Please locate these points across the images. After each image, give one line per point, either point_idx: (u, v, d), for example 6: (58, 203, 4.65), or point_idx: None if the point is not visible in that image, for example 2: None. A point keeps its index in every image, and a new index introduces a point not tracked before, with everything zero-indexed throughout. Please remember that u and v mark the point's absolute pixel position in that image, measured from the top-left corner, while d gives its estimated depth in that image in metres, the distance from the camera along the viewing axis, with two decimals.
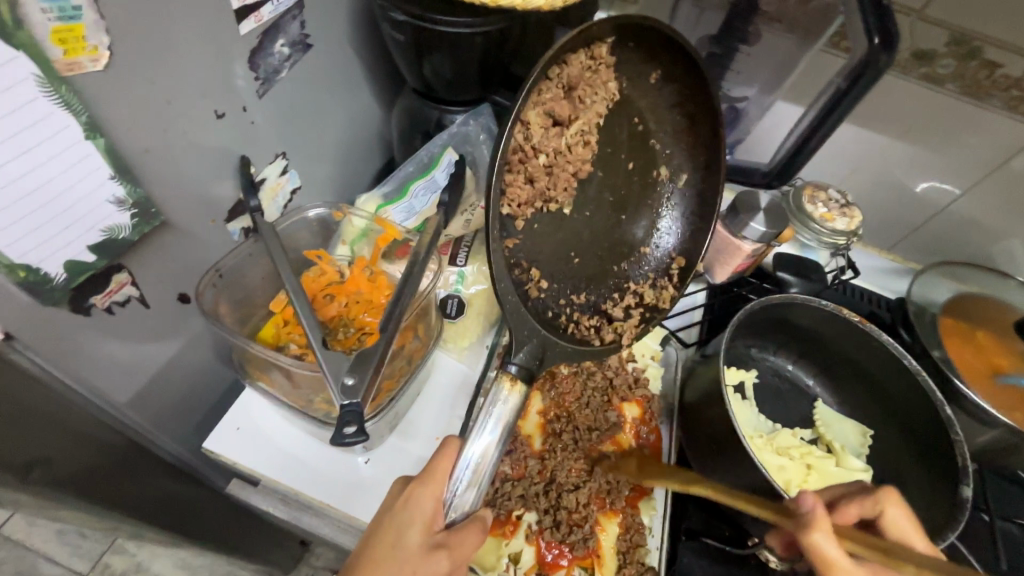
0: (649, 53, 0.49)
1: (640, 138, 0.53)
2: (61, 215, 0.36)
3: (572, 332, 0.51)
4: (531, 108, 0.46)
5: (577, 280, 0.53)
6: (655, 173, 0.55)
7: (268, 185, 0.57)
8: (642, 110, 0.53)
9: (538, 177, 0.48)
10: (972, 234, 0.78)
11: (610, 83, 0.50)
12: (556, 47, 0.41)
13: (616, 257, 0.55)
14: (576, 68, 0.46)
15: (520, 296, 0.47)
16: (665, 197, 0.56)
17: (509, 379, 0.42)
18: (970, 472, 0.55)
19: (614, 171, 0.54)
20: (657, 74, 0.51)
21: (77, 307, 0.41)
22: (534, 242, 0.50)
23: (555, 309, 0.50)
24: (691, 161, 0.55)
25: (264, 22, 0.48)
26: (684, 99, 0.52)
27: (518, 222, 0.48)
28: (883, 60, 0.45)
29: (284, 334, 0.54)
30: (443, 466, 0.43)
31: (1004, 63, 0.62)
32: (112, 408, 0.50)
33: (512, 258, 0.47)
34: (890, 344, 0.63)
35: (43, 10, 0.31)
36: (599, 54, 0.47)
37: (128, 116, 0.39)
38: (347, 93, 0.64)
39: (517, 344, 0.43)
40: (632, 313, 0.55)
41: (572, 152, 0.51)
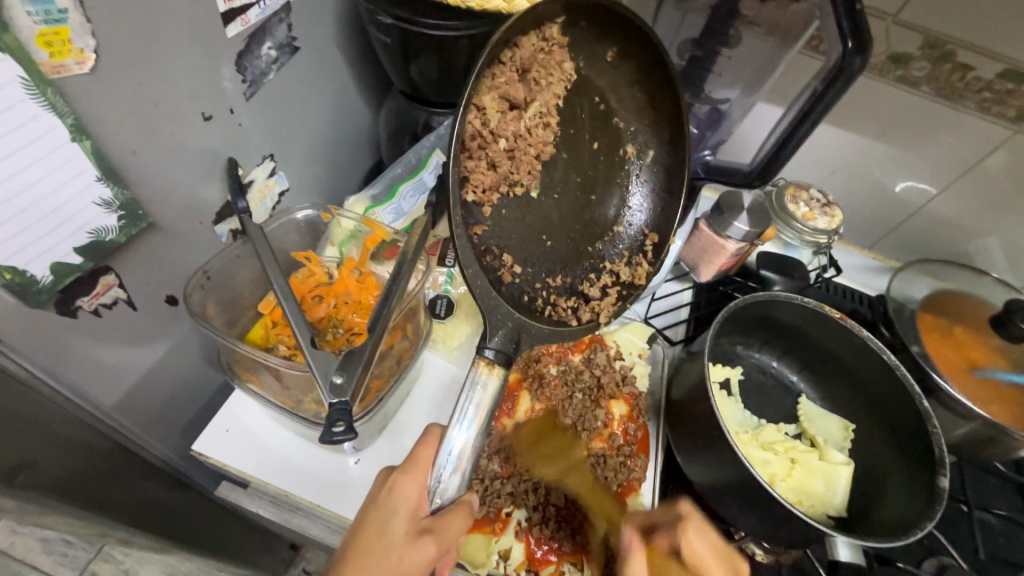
0: (601, 32, 0.50)
1: (602, 118, 0.54)
2: (47, 218, 0.37)
3: (547, 313, 0.51)
4: (486, 92, 0.47)
5: (551, 263, 0.54)
6: (621, 151, 0.56)
7: (256, 187, 0.57)
8: (602, 89, 0.54)
9: (500, 161, 0.50)
10: (949, 233, 0.80)
11: (566, 63, 0.51)
12: (499, 34, 0.42)
13: (592, 235, 0.56)
14: (528, 51, 0.48)
15: (492, 280, 0.47)
16: (633, 173, 0.56)
17: (485, 364, 0.42)
18: (947, 463, 0.57)
19: (578, 153, 0.55)
20: (613, 50, 0.52)
21: (63, 309, 0.41)
22: (504, 226, 0.51)
23: (530, 294, 0.51)
24: (656, 137, 0.56)
25: (251, 25, 0.48)
26: (642, 75, 0.53)
27: (485, 208, 0.50)
28: (857, 63, 0.46)
29: (273, 336, 0.54)
30: (426, 453, 0.45)
31: (976, 66, 0.64)
32: (100, 411, 0.50)
33: (480, 245, 0.48)
34: (870, 339, 0.64)
35: (29, 14, 0.31)
36: (550, 36, 0.49)
37: (113, 118, 0.39)
38: (336, 95, 0.65)
39: (490, 329, 0.44)
40: (609, 292, 0.55)
41: (533, 135, 0.52)
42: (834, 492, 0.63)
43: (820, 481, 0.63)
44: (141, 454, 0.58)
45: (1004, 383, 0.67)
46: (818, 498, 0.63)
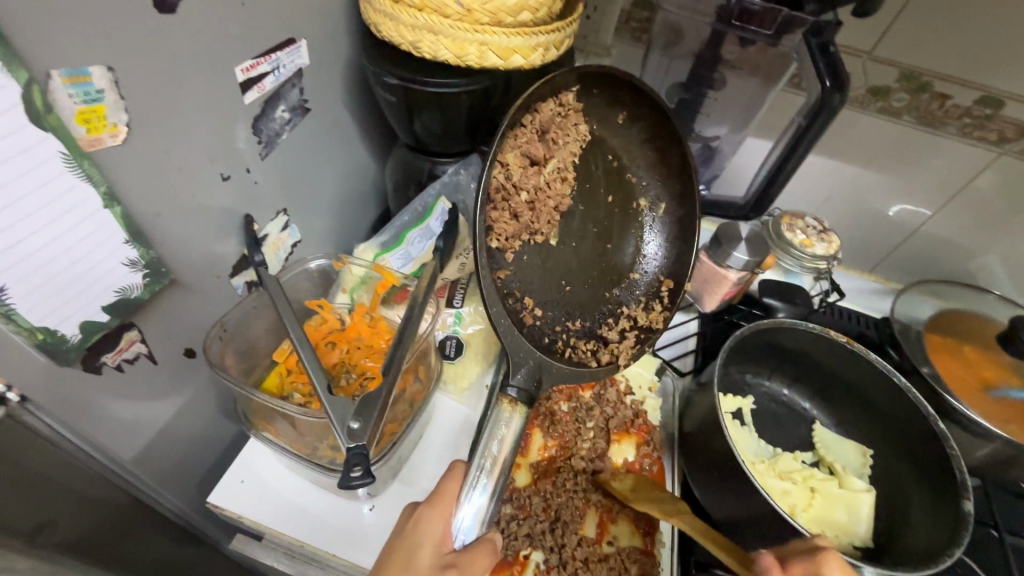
0: (613, 98, 0.55)
1: (616, 174, 0.58)
2: (78, 279, 0.38)
3: (555, 348, 0.52)
4: (509, 150, 0.50)
5: (570, 306, 0.56)
6: (635, 204, 0.59)
7: (270, 240, 0.60)
8: (615, 148, 0.57)
9: (522, 212, 0.52)
10: (947, 253, 0.82)
11: (581, 125, 0.54)
12: (522, 100, 0.46)
13: (612, 280, 0.58)
14: (547, 115, 0.51)
15: (514, 322, 0.49)
16: (647, 226, 0.59)
17: (508, 402, 0.46)
18: (969, 485, 0.56)
19: (594, 205, 0.58)
20: (623, 114, 0.56)
21: (88, 366, 0.43)
22: (526, 273, 0.54)
23: (551, 336, 0.53)
24: (667, 190, 0.59)
25: (265, 92, 0.52)
26: (652, 134, 0.56)
27: (507, 254, 0.52)
28: (836, 99, 0.49)
29: (288, 384, 0.55)
30: (451, 487, 0.45)
31: (953, 95, 0.67)
32: (118, 466, 0.50)
33: (504, 289, 0.51)
34: (878, 362, 0.65)
35: (70, 95, 0.34)
36: (567, 101, 0.52)
37: (141, 183, 0.41)
38: (344, 150, 0.68)
39: (513, 366, 0.47)
40: (627, 336, 0.56)
41: (552, 188, 0.55)
42: (858, 522, 0.62)
43: (842, 511, 0.62)
44: (156, 509, 0.58)
45: (1019, 401, 0.67)
46: (842, 528, 0.61)
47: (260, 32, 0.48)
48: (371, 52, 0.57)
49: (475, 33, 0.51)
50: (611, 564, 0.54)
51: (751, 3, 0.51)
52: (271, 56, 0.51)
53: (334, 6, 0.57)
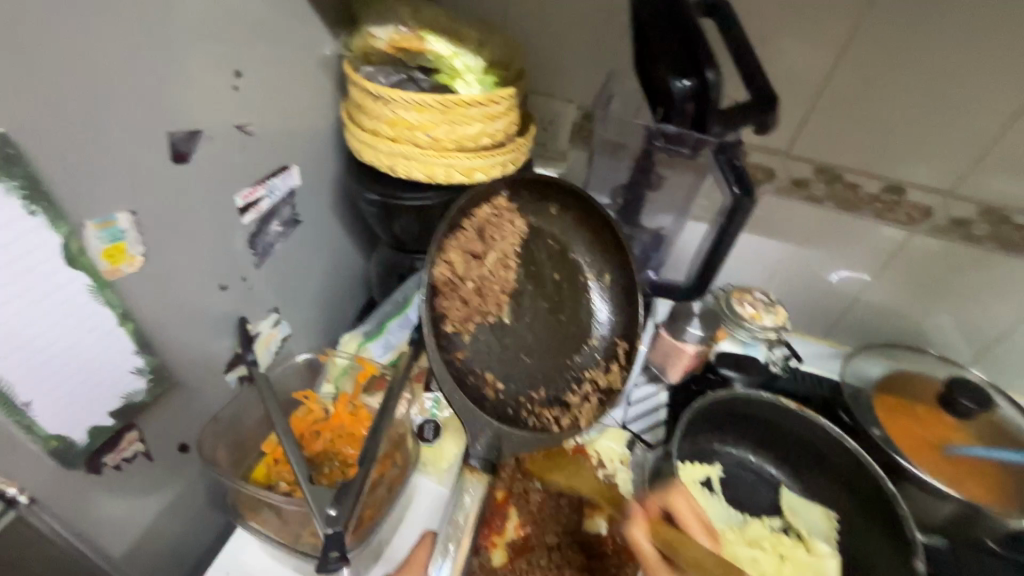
0: (541, 195, 0.64)
1: (559, 257, 0.65)
2: (91, 391, 0.44)
3: (516, 418, 0.60)
4: (452, 249, 0.59)
5: (532, 376, 0.62)
6: (581, 279, 0.65)
7: (261, 336, 0.65)
8: (554, 235, 0.65)
9: (470, 299, 0.60)
10: (890, 318, 0.89)
11: (516, 222, 0.63)
12: (455, 207, 0.57)
13: (570, 348, 0.63)
14: (482, 217, 0.61)
15: (474, 400, 0.58)
16: (596, 296, 0.65)
17: (469, 470, 0.57)
18: (921, 547, 0.62)
19: (543, 284, 0.64)
20: (554, 207, 0.64)
21: (93, 466, 0.47)
22: (484, 350, 0.61)
23: (514, 407, 0.60)
24: (610, 262, 0.65)
25: (262, 211, 0.60)
26: (584, 219, 0.64)
27: (464, 336, 0.60)
28: (747, 201, 0.57)
29: (274, 473, 0.60)
30: (421, 554, 0.57)
31: (863, 184, 0.78)
32: (109, 564, 0.53)
33: (464, 368, 0.59)
34: (825, 424, 0.71)
35: (97, 237, 0.41)
36: (499, 204, 0.62)
37: (150, 301, 0.48)
38: (331, 251, 0.76)
39: (474, 436, 0.56)
40: (590, 398, 0.62)
41: (497, 275, 0.62)
42: None
43: None
44: None
45: (969, 458, 0.71)
46: None
47: (258, 165, 0.57)
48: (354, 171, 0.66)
49: (443, 158, 0.60)
50: None
51: (668, 128, 0.60)
52: (267, 182, 0.59)
53: (323, 135, 0.67)
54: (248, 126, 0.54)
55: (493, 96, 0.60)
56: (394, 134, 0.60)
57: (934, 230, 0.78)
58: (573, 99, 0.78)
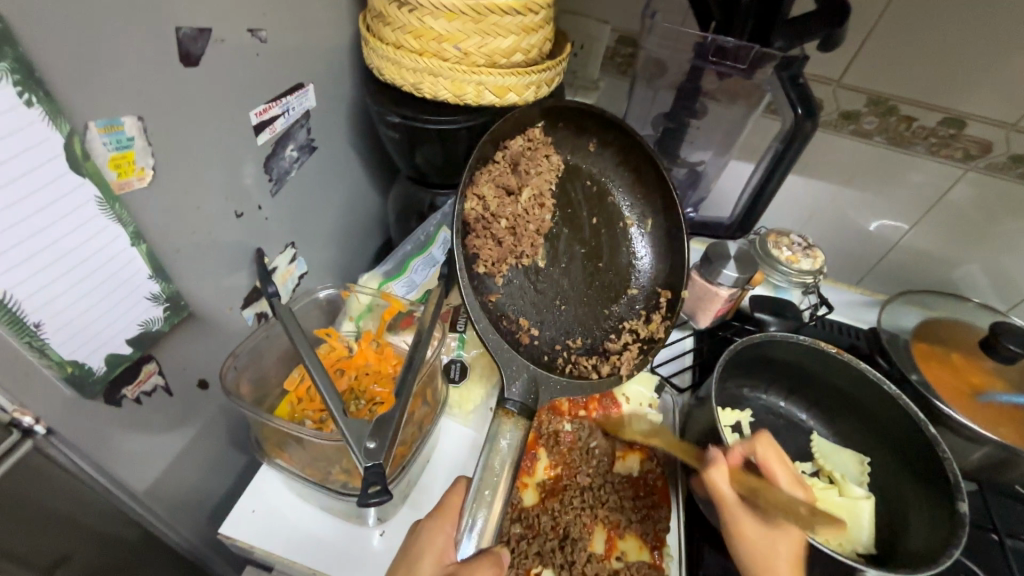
0: (578, 129, 0.62)
1: (597, 198, 0.62)
2: (106, 315, 0.40)
3: (551, 365, 0.56)
4: (484, 183, 0.57)
5: (568, 325, 0.59)
6: (621, 223, 0.63)
7: (279, 271, 0.62)
8: (593, 173, 0.63)
9: (504, 238, 0.58)
10: (928, 265, 0.86)
11: (552, 156, 0.61)
12: (487, 136, 0.55)
13: (609, 297, 0.61)
14: (516, 149, 0.59)
15: (510, 341, 0.54)
16: (636, 240, 0.63)
17: (507, 414, 0.49)
18: (962, 485, 0.58)
19: (579, 227, 0.62)
20: (593, 141, 0.62)
21: (111, 398, 0.44)
22: (516, 295, 0.59)
23: (550, 353, 0.57)
24: (651, 207, 0.63)
25: (277, 133, 0.55)
26: (625, 156, 0.62)
27: (496, 278, 0.58)
28: (808, 125, 0.52)
29: (299, 411, 0.57)
30: (454, 503, 0.48)
31: (918, 117, 0.72)
32: (133, 497, 0.51)
33: (497, 311, 0.56)
34: (866, 369, 0.67)
35: (104, 143, 0.37)
36: (534, 136, 0.60)
37: (162, 222, 0.44)
38: (347, 185, 0.72)
39: (508, 379, 0.51)
40: (630, 348, 0.59)
41: (531, 214, 0.60)
42: (861, 530, 0.63)
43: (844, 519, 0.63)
44: (168, 540, 0.58)
45: (1007, 405, 0.69)
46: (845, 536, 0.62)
47: (272, 80, 0.52)
48: (375, 93, 0.60)
49: (474, 75, 0.55)
50: None
51: (725, 41, 0.55)
52: (282, 100, 0.54)
53: (339, 52, 0.61)
54: (261, 32, 0.48)
55: (530, 3, 0.53)
56: (420, 47, 0.54)
57: (989, 169, 0.74)
58: (609, 19, 0.71)
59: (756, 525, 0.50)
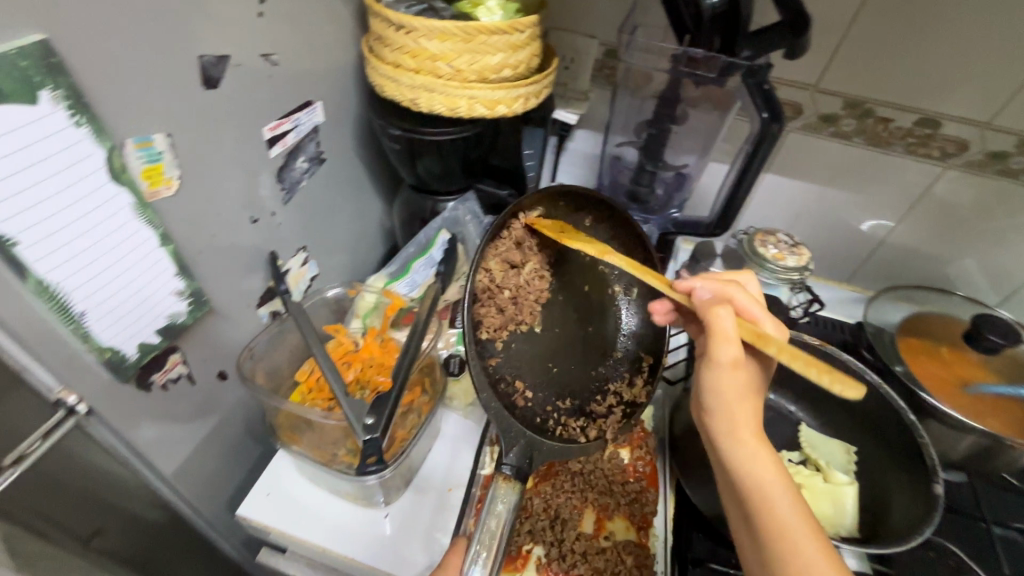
0: (577, 206, 0.63)
1: (590, 268, 0.66)
2: (137, 307, 0.45)
3: (546, 427, 0.57)
4: (492, 258, 0.58)
5: (559, 386, 0.61)
6: (609, 291, 0.66)
7: (292, 273, 0.67)
8: (586, 246, 0.66)
9: (505, 307, 0.60)
10: (915, 261, 0.88)
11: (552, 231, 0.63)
12: (500, 216, 0.56)
13: (595, 358, 0.64)
14: (522, 228, 0.60)
15: (505, 405, 0.55)
16: (622, 309, 0.66)
17: (504, 478, 0.50)
18: (939, 470, 0.60)
19: (572, 294, 0.65)
20: (589, 218, 0.64)
21: (142, 383, 0.49)
22: (515, 359, 0.60)
23: (542, 415, 0.58)
24: (638, 277, 0.66)
25: (288, 146, 0.60)
26: (616, 233, 0.64)
27: (497, 344, 0.59)
28: (775, 127, 0.57)
29: (310, 399, 0.61)
30: (453, 561, 0.50)
31: (894, 118, 0.75)
32: (160, 478, 0.57)
33: (496, 374, 0.57)
34: (850, 361, 0.70)
35: (137, 156, 0.42)
36: (539, 214, 0.61)
37: (188, 227, 0.49)
38: (354, 193, 0.77)
39: (507, 445, 0.52)
40: (614, 411, 0.61)
41: (532, 285, 0.63)
42: (844, 513, 0.64)
43: (828, 503, 0.65)
44: (191, 521, 0.63)
45: (996, 395, 0.70)
46: (828, 521, 0.64)
47: (284, 98, 0.58)
48: (377, 108, 0.66)
49: (465, 90, 0.60)
50: (608, 556, 0.57)
51: (695, 52, 0.59)
52: (293, 116, 0.60)
53: (344, 72, 0.66)
54: (273, 56, 0.54)
55: (516, 23, 0.59)
56: (416, 66, 0.60)
57: (967, 166, 0.76)
58: (595, 34, 0.76)
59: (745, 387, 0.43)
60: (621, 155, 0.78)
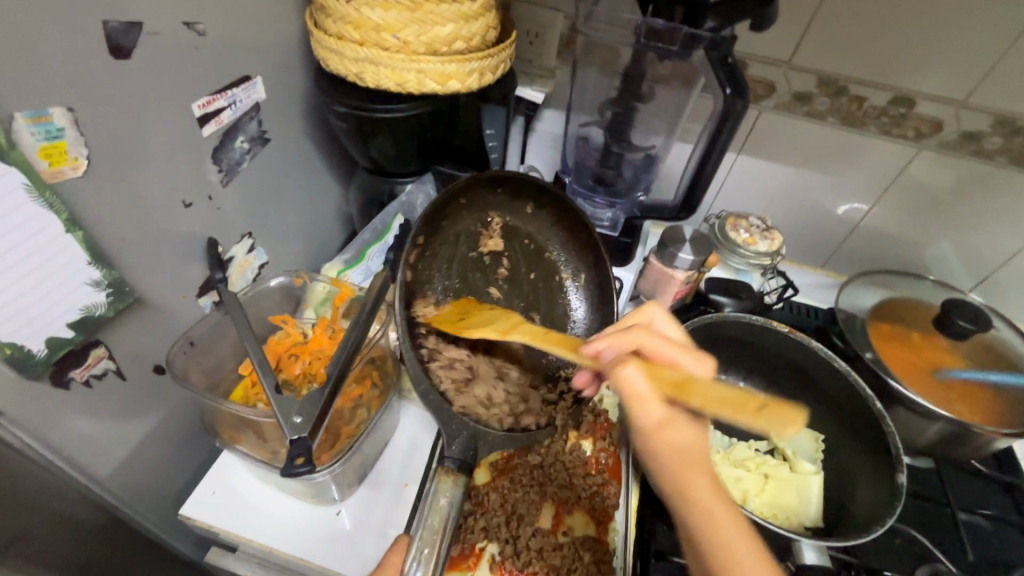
0: (516, 193, 0.63)
1: (535, 255, 0.64)
2: (44, 299, 0.42)
3: (495, 420, 0.53)
4: (431, 264, 0.57)
5: (506, 378, 0.58)
6: (557, 278, 0.65)
7: (236, 262, 0.64)
8: (529, 233, 0.64)
9: (484, 391, 0.55)
10: (891, 246, 0.87)
11: (491, 219, 0.63)
12: (433, 202, 0.55)
13: (544, 348, 0.62)
14: (466, 225, 0.61)
15: (444, 393, 0.52)
16: (570, 294, 0.64)
17: (444, 473, 0.47)
18: (904, 459, 0.59)
19: (518, 284, 0.63)
20: (530, 205, 0.64)
21: (58, 380, 0.46)
22: (458, 352, 0.56)
23: (488, 408, 0.54)
24: (584, 263, 0.65)
25: (224, 124, 0.56)
26: (559, 217, 0.64)
27: (436, 342, 0.55)
28: (739, 105, 0.55)
29: (252, 395, 0.59)
30: (393, 559, 0.50)
31: (869, 96, 0.72)
32: (91, 480, 0.53)
33: (435, 365, 0.53)
34: (818, 348, 0.68)
35: (31, 133, 0.38)
36: (478, 204, 0.61)
37: (103, 211, 0.45)
38: (306, 176, 0.73)
39: (449, 436, 0.49)
40: (565, 397, 0.58)
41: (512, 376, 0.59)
42: (808, 504, 0.63)
43: (794, 494, 0.64)
44: (131, 522, 0.60)
45: (965, 380, 0.69)
46: (792, 511, 0.63)
47: (216, 73, 0.53)
48: (324, 84, 0.62)
49: (413, 63, 0.56)
50: (564, 552, 0.56)
51: (655, 22, 0.56)
52: (228, 92, 0.55)
53: (287, 45, 0.62)
54: (198, 25, 0.49)
55: None
56: (360, 37, 0.55)
57: (943, 147, 0.74)
58: (560, 7, 0.72)
59: (692, 444, 0.40)
60: (587, 136, 0.75)
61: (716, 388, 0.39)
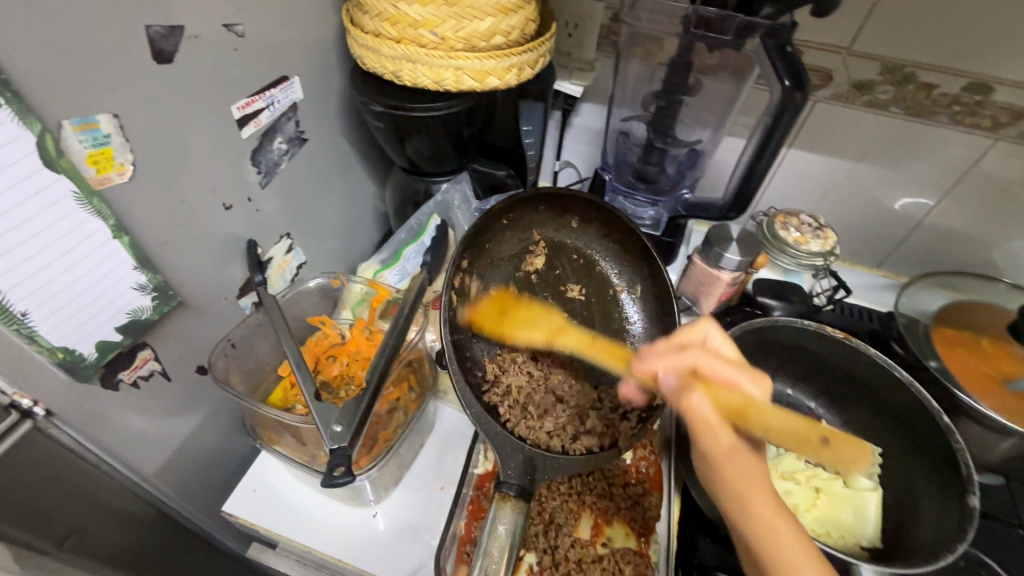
0: (559, 210, 0.62)
1: (584, 270, 0.63)
2: (93, 303, 0.42)
3: (552, 445, 0.51)
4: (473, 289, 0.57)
5: (563, 399, 0.57)
6: (610, 291, 0.63)
7: (275, 262, 0.64)
8: (577, 248, 0.63)
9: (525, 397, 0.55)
10: (956, 244, 0.80)
11: (534, 236, 0.61)
12: (473, 225, 0.55)
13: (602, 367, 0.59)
14: (509, 247, 0.60)
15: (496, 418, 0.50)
16: (626, 306, 0.62)
17: (502, 497, 0.44)
18: (975, 479, 0.54)
19: (568, 301, 0.62)
20: (575, 219, 0.62)
21: (107, 382, 0.47)
22: (508, 374, 0.55)
23: (546, 433, 0.52)
24: (637, 273, 0.62)
25: (262, 126, 0.56)
26: (608, 230, 0.62)
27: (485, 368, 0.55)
28: (797, 97, 0.50)
29: (291, 397, 0.60)
30: None
31: (939, 84, 0.67)
32: (138, 476, 0.55)
33: (487, 389, 0.53)
34: (877, 357, 0.64)
35: (80, 141, 0.39)
36: (520, 224, 0.60)
37: (147, 216, 0.46)
38: (343, 175, 0.73)
39: (503, 459, 0.46)
40: (630, 417, 0.55)
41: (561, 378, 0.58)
42: (865, 522, 0.60)
43: (849, 511, 0.60)
44: (176, 516, 0.62)
45: None
46: (849, 529, 0.59)
47: (255, 74, 0.53)
48: (360, 83, 0.61)
49: (450, 59, 0.54)
50: (604, 565, 0.54)
51: (707, 10, 0.53)
52: (266, 93, 0.55)
53: (324, 43, 0.61)
54: (237, 27, 0.49)
55: None
56: (397, 34, 0.54)
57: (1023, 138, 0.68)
58: None
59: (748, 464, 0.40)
60: (629, 131, 0.72)
61: (777, 414, 0.38)
